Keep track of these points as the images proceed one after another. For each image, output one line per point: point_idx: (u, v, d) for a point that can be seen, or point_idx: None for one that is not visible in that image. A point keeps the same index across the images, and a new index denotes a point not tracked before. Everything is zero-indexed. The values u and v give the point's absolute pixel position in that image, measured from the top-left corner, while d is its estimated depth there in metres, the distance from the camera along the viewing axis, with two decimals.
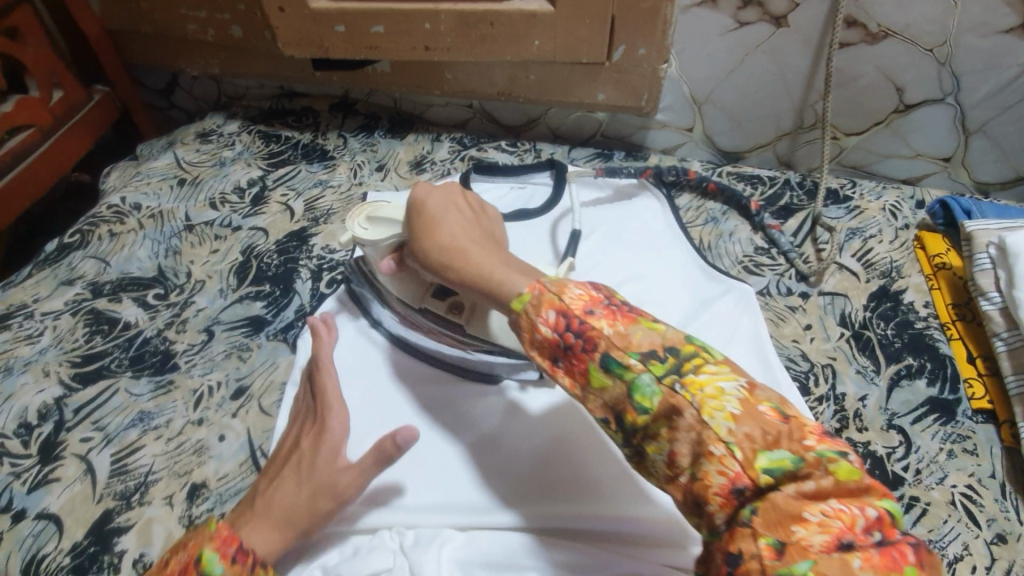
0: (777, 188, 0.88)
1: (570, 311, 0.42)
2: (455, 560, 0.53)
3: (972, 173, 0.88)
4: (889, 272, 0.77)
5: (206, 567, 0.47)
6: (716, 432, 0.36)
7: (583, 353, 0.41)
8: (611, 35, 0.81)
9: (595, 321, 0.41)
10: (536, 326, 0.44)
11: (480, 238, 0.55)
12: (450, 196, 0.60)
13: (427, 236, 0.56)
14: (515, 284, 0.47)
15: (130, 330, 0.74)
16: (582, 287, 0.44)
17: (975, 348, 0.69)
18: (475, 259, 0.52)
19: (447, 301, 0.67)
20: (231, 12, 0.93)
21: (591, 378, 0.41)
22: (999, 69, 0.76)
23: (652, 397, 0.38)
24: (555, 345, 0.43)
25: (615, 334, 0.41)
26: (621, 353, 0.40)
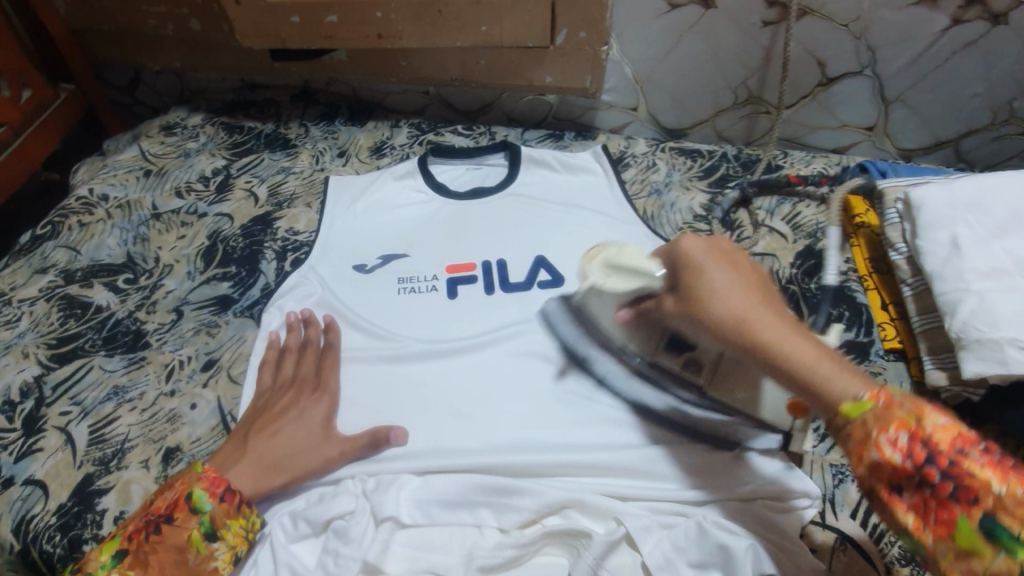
0: (715, 160, 0.95)
1: (928, 438, 0.40)
2: (414, 500, 0.60)
3: (894, 141, 0.95)
4: (815, 233, 0.84)
5: (197, 504, 0.55)
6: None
7: (952, 499, 0.39)
8: (554, 19, 0.86)
9: (976, 467, 0.39)
10: (875, 445, 0.42)
11: (764, 301, 0.50)
12: (722, 252, 0.54)
13: (710, 304, 0.51)
14: (852, 391, 0.44)
15: (102, 312, 0.77)
16: (945, 415, 0.41)
17: (887, 295, 0.76)
18: (789, 344, 0.47)
19: (684, 357, 0.63)
20: (189, 6, 0.97)
21: (958, 536, 0.38)
22: (910, 41, 0.83)
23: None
24: (903, 474, 0.40)
25: (1012, 495, 0.37)
26: (1019, 526, 0.36)
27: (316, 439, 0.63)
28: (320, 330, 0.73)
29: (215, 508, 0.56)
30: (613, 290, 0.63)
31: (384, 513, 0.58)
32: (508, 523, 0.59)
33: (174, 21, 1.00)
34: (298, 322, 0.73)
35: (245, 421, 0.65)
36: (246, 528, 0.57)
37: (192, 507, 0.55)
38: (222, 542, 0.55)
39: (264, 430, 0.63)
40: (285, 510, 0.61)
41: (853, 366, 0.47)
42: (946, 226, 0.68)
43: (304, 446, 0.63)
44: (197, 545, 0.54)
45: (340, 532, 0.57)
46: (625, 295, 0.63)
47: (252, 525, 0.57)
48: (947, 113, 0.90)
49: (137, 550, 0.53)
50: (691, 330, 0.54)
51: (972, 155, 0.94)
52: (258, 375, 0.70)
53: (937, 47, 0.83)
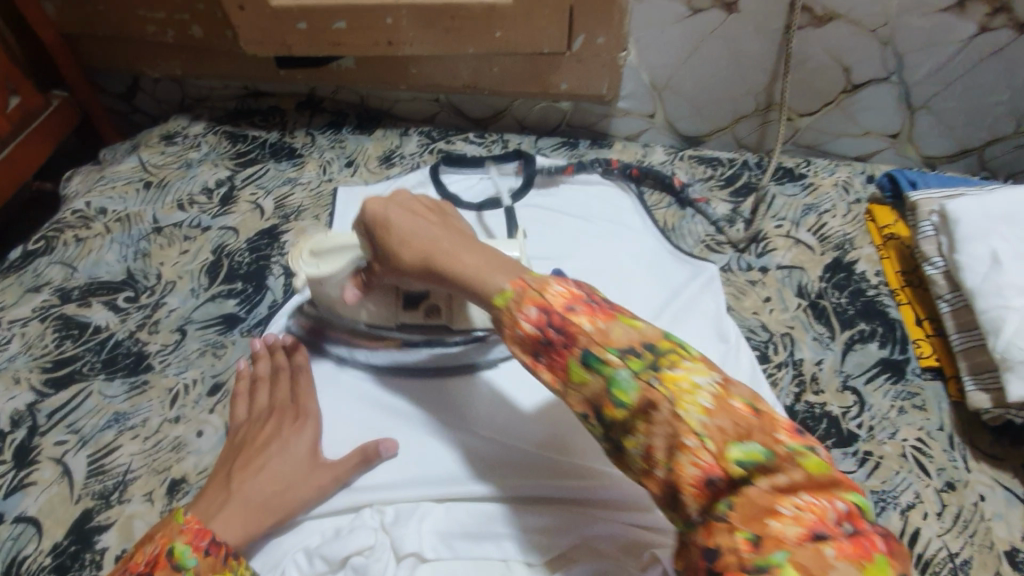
0: (735, 169, 0.92)
1: (550, 307, 0.42)
2: (435, 533, 0.56)
3: (918, 148, 0.93)
4: (842, 244, 0.81)
5: (179, 560, 0.50)
6: (688, 425, 0.37)
7: (563, 349, 0.42)
8: (570, 24, 0.83)
9: (577, 316, 0.41)
10: (516, 322, 0.44)
11: (452, 237, 0.53)
12: (411, 209, 0.56)
13: (402, 250, 0.54)
14: (493, 279, 0.46)
15: (101, 333, 0.74)
16: (563, 284, 0.43)
17: (922, 310, 0.73)
18: (453, 261, 0.50)
19: (423, 306, 0.65)
20: (190, 12, 0.94)
21: (572, 373, 0.42)
22: (938, 47, 0.80)
23: (630, 392, 0.39)
24: (536, 341, 0.43)
25: (596, 330, 0.41)
26: (601, 349, 0.40)
27: (305, 470, 0.59)
28: (286, 354, 0.69)
29: (199, 564, 0.50)
30: (326, 278, 0.64)
31: (405, 549, 0.54)
32: (536, 557, 0.54)
33: (175, 27, 0.97)
34: (264, 349, 0.69)
35: (227, 460, 0.60)
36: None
37: (174, 564, 0.49)
38: None
39: (248, 467, 0.58)
40: (299, 545, 0.57)
41: (508, 262, 0.49)
42: (985, 240, 0.65)
43: (292, 478, 0.58)
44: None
45: (360, 570, 0.53)
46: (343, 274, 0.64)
47: None
48: (974, 121, 0.87)
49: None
50: (401, 279, 0.57)
51: (997, 162, 0.92)
52: (232, 409, 0.65)
53: (966, 52, 0.80)
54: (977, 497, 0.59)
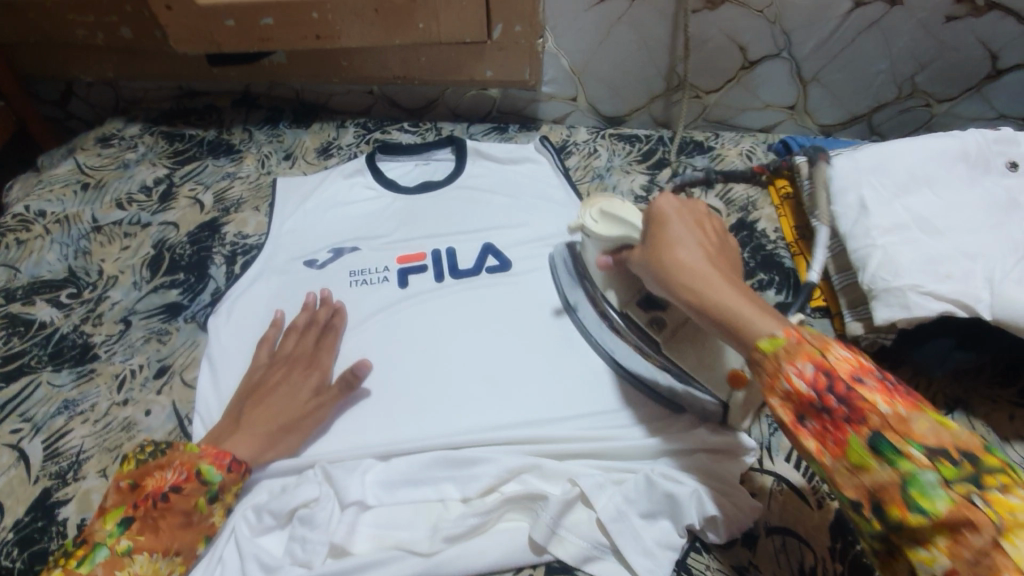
0: (652, 144, 1.00)
1: (834, 369, 0.43)
2: (379, 483, 0.61)
3: (814, 118, 1.02)
4: (746, 206, 0.89)
5: (206, 477, 0.57)
6: (1016, 561, 0.35)
7: (846, 422, 0.42)
8: (488, 14, 0.89)
9: (869, 394, 0.42)
10: (786, 377, 0.45)
11: (719, 262, 0.55)
12: (694, 217, 0.59)
13: (674, 251, 0.56)
14: (760, 322, 0.48)
15: (46, 328, 0.75)
16: (849, 350, 0.45)
17: (812, 258, 0.81)
18: (722, 288, 0.51)
19: (651, 314, 0.67)
20: (118, 13, 0.95)
21: (853, 455, 0.42)
22: (818, 23, 0.89)
23: (936, 498, 0.38)
24: (808, 402, 0.44)
25: (894, 413, 0.41)
26: (900, 439, 0.40)
27: (303, 403, 0.65)
28: (325, 313, 0.74)
29: (224, 479, 0.58)
30: (601, 234, 0.67)
31: (349, 498, 0.58)
32: (472, 492, 0.61)
33: (104, 30, 0.98)
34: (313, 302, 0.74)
35: (237, 400, 0.66)
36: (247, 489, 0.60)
37: (202, 481, 0.57)
38: (223, 503, 0.58)
39: (259, 403, 0.65)
40: (248, 504, 0.61)
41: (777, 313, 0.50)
42: (855, 190, 0.74)
43: (294, 411, 0.65)
44: (202, 509, 0.57)
45: (306, 519, 0.58)
46: (607, 244, 0.67)
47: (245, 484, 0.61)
48: (859, 90, 0.97)
49: (144, 517, 0.55)
50: (644, 273, 0.59)
51: (883, 127, 1.02)
52: (257, 351, 0.71)
53: (844, 27, 0.90)
54: None
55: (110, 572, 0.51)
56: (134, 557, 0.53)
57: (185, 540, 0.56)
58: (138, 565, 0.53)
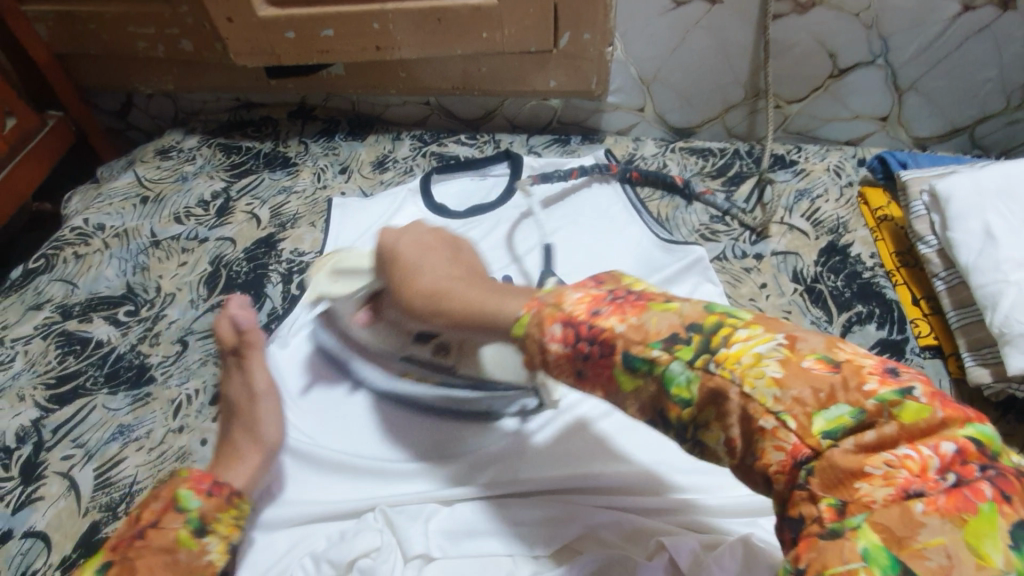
0: (727, 158, 0.93)
1: (577, 320, 0.39)
2: (442, 532, 0.56)
3: (908, 130, 0.93)
4: (837, 228, 0.81)
5: (183, 503, 0.54)
6: (763, 405, 0.33)
7: (603, 359, 0.38)
8: (556, 23, 0.84)
9: (606, 321, 0.38)
10: (544, 346, 0.40)
11: (467, 276, 0.50)
12: (421, 239, 0.56)
13: (414, 287, 0.50)
14: (508, 305, 0.43)
15: (103, 347, 0.74)
16: (580, 290, 0.41)
17: (919, 290, 0.73)
18: (462, 294, 0.46)
19: (433, 344, 0.63)
20: (179, 26, 0.94)
21: (621, 384, 0.38)
22: (922, 27, 0.80)
23: (689, 385, 0.35)
24: (573, 360, 0.39)
25: (630, 328, 0.37)
26: (642, 348, 0.36)
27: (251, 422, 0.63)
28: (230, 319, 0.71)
29: (203, 504, 0.55)
30: (339, 295, 0.68)
31: (413, 550, 0.54)
32: (541, 549, 0.54)
33: (164, 43, 0.97)
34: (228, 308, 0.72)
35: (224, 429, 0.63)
36: (238, 518, 0.56)
37: (180, 507, 0.54)
38: (214, 536, 0.54)
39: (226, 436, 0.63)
40: (305, 551, 0.57)
41: (521, 290, 0.45)
42: (978, 216, 0.65)
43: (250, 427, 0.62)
44: (187, 543, 0.53)
45: (367, 572, 0.53)
46: (356, 298, 0.67)
47: (244, 514, 0.57)
48: (963, 99, 0.87)
49: (122, 557, 0.50)
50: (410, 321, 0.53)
51: (988, 140, 0.91)
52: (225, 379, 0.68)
53: (951, 31, 0.80)
54: None
55: None
56: None
57: None
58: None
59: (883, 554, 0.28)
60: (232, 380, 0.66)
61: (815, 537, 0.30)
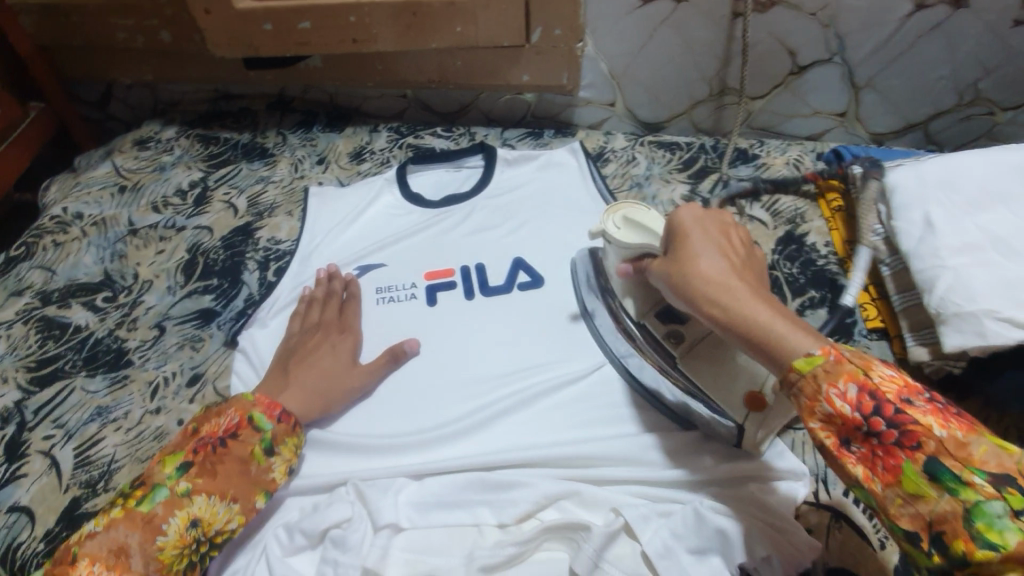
0: (693, 152, 0.96)
1: (881, 394, 0.40)
2: (412, 504, 0.59)
3: (866, 126, 0.97)
4: (794, 219, 0.85)
5: (259, 424, 0.59)
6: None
7: (898, 447, 0.39)
8: (528, 19, 0.86)
9: (920, 416, 0.39)
10: (830, 401, 0.42)
11: (744, 275, 0.50)
12: (717, 227, 0.54)
13: (696, 268, 0.51)
14: (795, 340, 0.44)
15: (81, 332, 0.76)
16: (891, 369, 0.42)
17: (868, 276, 0.77)
18: (747, 301, 0.47)
19: (668, 327, 0.63)
20: (158, 17, 0.95)
21: (908, 483, 0.39)
22: (876, 27, 0.84)
23: (1005, 532, 0.35)
24: (853, 425, 0.41)
25: (952, 439, 0.38)
26: (958, 465, 0.37)
27: (343, 371, 0.67)
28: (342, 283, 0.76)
29: (275, 428, 0.59)
30: (620, 244, 0.62)
31: (382, 520, 0.57)
32: (508, 518, 0.58)
33: (143, 34, 0.98)
34: (326, 275, 0.76)
35: (280, 360, 0.68)
36: (297, 446, 0.61)
37: (253, 428, 0.58)
38: (279, 457, 0.59)
39: (303, 363, 0.67)
40: (279, 522, 0.60)
41: (810, 328, 0.46)
42: (920, 206, 0.69)
43: (334, 372, 0.67)
44: (259, 459, 0.57)
45: (339, 541, 0.56)
46: (629, 251, 0.62)
47: (302, 444, 0.62)
48: (916, 96, 0.92)
49: (203, 461, 0.55)
50: (670, 297, 0.54)
51: (940, 136, 0.96)
52: (290, 322, 0.73)
53: (903, 31, 0.84)
54: None
55: (170, 511, 0.52)
56: (193, 500, 0.54)
57: (245, 490, 0.56)
58: (197, 506, 0.53)
59: None
60: (340, 341, 0.70)
61: None
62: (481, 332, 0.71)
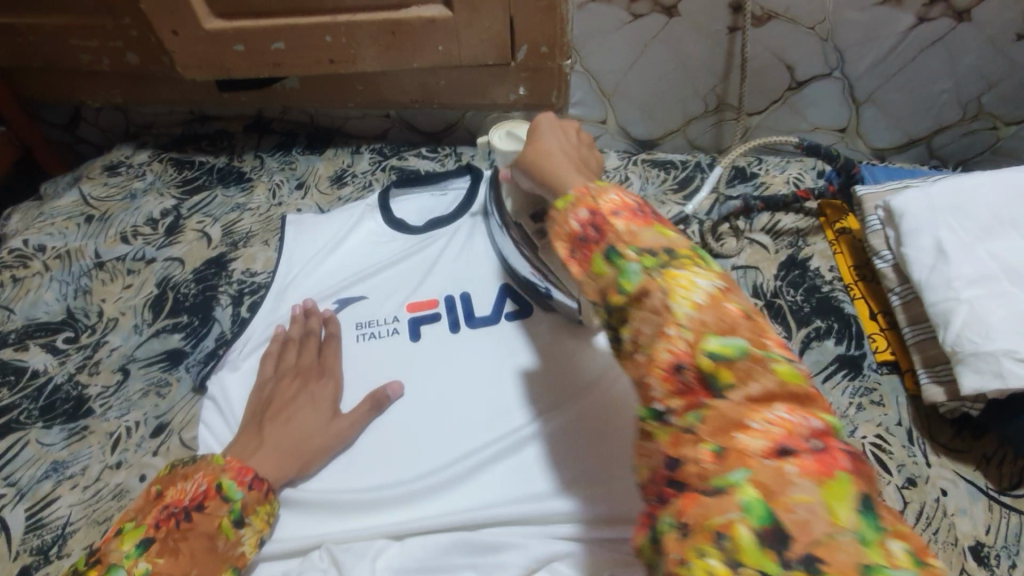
0: (689, 171, 0.92)
1: (601, 210, 0.43)
2: (390, 570, 0.54)
3: (867, 141, 0.93)
4: (796, 242, 0.81)
5: (227, 492, 0.54)
6: (674, 315, 0.37)
7: (594, 242, 0.42)
8: (513, 36, 0.82)
9: (616, 220, 0.42)
10: (566, 220, 0.44)
11: (575, 156, 0.52)
12: (562, 123, 0.55)
13: (534, 147, 0.52)
14: (586, 190, 0.44)
15: (39, 378, 0.71)
16: (618, 193, 0.44)
17: (875, 304, 0.73)
18: (565, 168, 0.48)
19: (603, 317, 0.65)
20: (124, 38, 0.91)
21: (592, 265, 0.41)
22: (876, 41, 0.81)
23: (634, 280, 0.39)
24: (575, 238, 0.43)
25: (626, 230, 0.41)
26: (621, 243, 0.41)
27: (325, 424, 0.62)
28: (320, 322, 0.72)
29: (245, 496, 0.55)
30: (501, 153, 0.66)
31: None
32: None
33: (109, 55, 0.93)
34: (302, 313, 0.72)
35: (254, 414, 0.63)
36: (269, 514, 0.57)
37: (221, 496, 0.54)
38: (250, 528, 0.54)
39: (279, 417, 0.62)
40: None
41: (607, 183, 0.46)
42: (930, 232, 0.65)
43: (314, 427, 0.62)
44: (226, 532, 0.53)
45: None
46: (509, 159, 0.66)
47: (273, 512, 0.57)
48: (919, 111, 0.88)
49: (165, 538, 0.50)
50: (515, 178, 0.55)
51: (944, 151, 0.92)
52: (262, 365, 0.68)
53: (905, 44, 0.81)
54: (938, 492, 0.59)
55: None
56: None
57: (210, 569, 0.51)
58: None
59: (759, 506, 0.32)
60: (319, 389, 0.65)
61: (701, 495, 0.34)
62: (466, 374, 0.66)
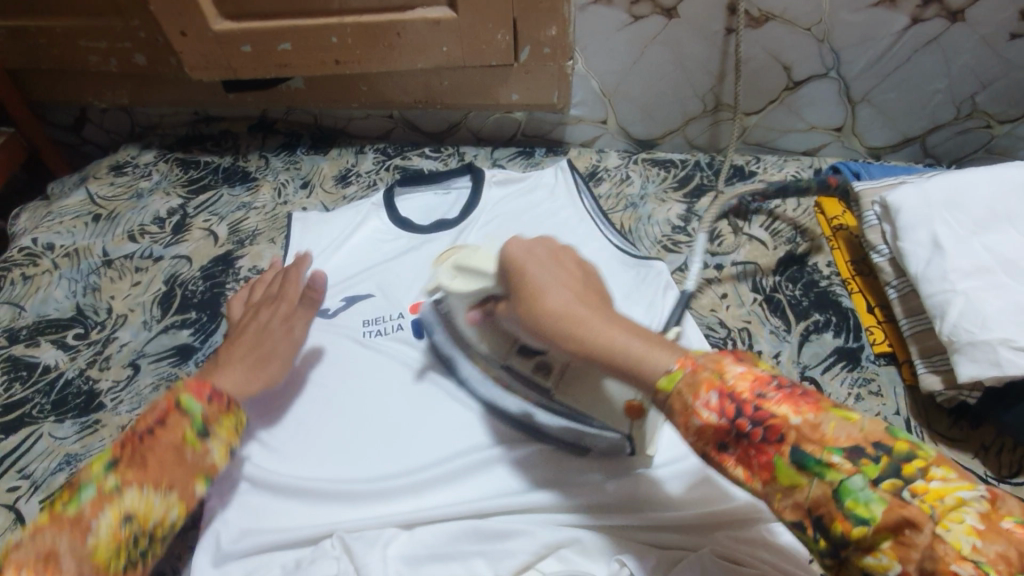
0: (688, 170, 0.94)
1: (737, 395, 0.35)
2: (401, 558, 0.55)
3: (863, 140, 0.95)
4: (794, 239, 0.82)
5: (186, 406, 0.55)
6: (956, 550, 0.29)
7: (765, 444, 0.34)
8: (516, 37, 0.84)
9: (774, 406, 0.35)
10: (693, 413, 0.37)
11: (587, 296, 0.48)
12: (549, 252, 0.52)
13: (542, 300, 0.47)
14: (653, 359, 0.40)
15: (50, 373, 0.72)
16: (743, 363, 0.37)
17: (873, 298, 0.74)
18: (600, 330, 0.44)
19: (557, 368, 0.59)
20: (132, 40, 0.92)
21: (778, 475, 0.34)
22: (871, 42, 0.83)
23: (872, 506, 0.31)
24: (723, 433, 0.36)
25: (804, 424, 0.34)
26: (815, 447, 0.33)
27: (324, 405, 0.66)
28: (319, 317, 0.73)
29: (204, 409, 0.56)
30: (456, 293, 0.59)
31: None
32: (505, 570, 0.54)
33: (117, 57, 0.94)
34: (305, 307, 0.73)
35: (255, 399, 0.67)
36: (236, 425, 0.58)
37: (181, 411, 0.55)
38: (216, 438, 0.55)
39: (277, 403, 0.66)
40: None
41: (668, 340, 0.42)
42: (926, 226, 0.67)
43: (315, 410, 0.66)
44: (192, 443, 0.54)
45: None
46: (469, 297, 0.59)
47: (241, 421, 0.58)
48: (914, 110, 0.90)
49: (132, 453, 0.51)
50: (525, 335, 0.51)
51: (938, 149, 0.94)
52: None
53: (900, 44, 0.82)
54: None
55: (98, 509, 0.48)
56: (125, 494, 0.49)
57: (185, 477, 0.53)
58: (129, 501, 0.49)
59: None
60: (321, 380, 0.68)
61: None
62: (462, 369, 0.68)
